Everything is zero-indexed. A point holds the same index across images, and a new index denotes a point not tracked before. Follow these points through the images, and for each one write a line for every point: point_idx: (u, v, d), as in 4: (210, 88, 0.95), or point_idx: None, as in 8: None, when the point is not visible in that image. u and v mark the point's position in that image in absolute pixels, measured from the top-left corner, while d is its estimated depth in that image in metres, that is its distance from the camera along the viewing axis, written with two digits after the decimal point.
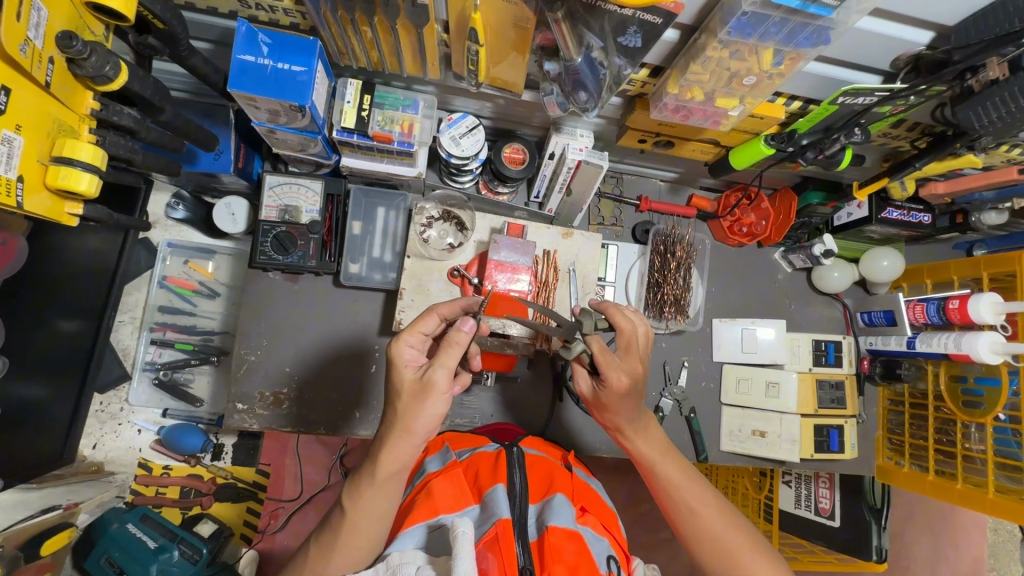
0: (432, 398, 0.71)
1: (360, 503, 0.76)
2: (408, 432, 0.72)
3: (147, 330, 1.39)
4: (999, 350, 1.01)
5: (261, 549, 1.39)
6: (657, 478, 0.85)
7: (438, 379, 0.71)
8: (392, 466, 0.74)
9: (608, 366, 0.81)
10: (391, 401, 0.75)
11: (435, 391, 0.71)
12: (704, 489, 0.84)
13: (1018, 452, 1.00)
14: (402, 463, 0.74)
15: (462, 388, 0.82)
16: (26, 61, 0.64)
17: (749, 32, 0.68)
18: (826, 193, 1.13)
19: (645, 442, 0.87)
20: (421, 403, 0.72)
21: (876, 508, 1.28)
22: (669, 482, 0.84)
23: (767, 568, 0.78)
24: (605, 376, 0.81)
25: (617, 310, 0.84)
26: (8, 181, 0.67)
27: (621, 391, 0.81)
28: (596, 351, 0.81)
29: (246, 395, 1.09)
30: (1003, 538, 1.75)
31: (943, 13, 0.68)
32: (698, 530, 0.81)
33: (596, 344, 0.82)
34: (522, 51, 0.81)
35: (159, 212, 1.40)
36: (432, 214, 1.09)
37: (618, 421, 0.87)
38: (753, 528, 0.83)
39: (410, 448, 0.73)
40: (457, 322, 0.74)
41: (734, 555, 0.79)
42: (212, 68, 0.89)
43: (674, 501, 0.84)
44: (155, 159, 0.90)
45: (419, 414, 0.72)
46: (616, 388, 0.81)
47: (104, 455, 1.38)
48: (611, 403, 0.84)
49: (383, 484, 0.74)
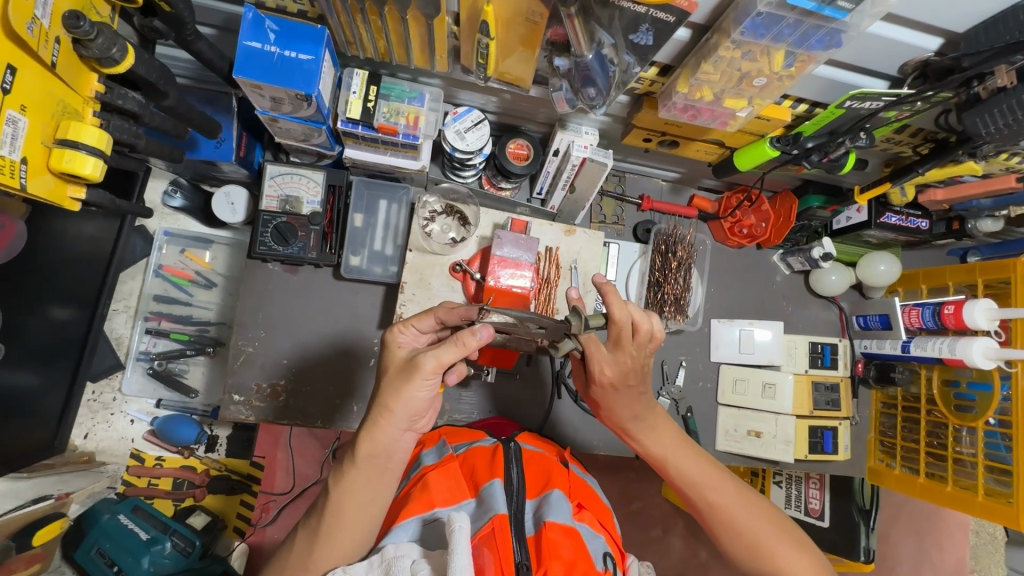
0: (413, 380, 0.71)
1: (351, 496, 0.75)
2: (388, 411, 0.73)
3: (141, 319, 1.38)
4: (992, 355, 1.03)
5: (252, 543, 1.38)
6: (673, 475, 0.86)
7: (425, 365, 0.71)
8: (371, 446, 0.74)
9: (593, 364, 0.83)
10: (379, 378, 0.78)
11: (418, 375, 0.71)
12: (722, 480, 0.84)
13: (1006, 456, 1.02)
14: (380, 445, 0.74)
15: (457, 378, 0.80)
16: (34, 40, 0.63)
17: (763, 33, 0.68)
18: (826, 197, 1.15)
19: (657, 439, 0.87)
20: (403, 384, 0.72)
21: (864, 510, 1.31)
22: (686, 478, 0.85)
23: (794, 553, 0.79)
24: (592, 370, 0.83)
25: (616, 298, 0.78)
26: (12, 162, 0.65)
27: (607, 383, 0.84)
28: (587, 348, 0.82)
29: (242, 386, 1.08)
30: (984, 540, 1.78)
31: (955, 19, 0.68)
32: (723, 524, 0.82)
33: (586, 343, 0.83)
34: (531, 46, 0.80)
35: (157, 200, 1.38)
36: (434, 208, 1.08)
37: (622, 413, 0.88)
38: (777, 513, 0.83)
39: (396, 431, 0.74)
40: (475, 324, 0.73)
41: (760, 544, 0.79)
42: (218, 53, 0.87)
43: (693, 495, 0.84)
44: (158, 145, 0.89)
45: (398, 395, 0.72)
46: (602, 380, 0.84)
47: (95, 445, 1.36)
48: (608, 403, 0.88)
49: (364, 466, 0.74)
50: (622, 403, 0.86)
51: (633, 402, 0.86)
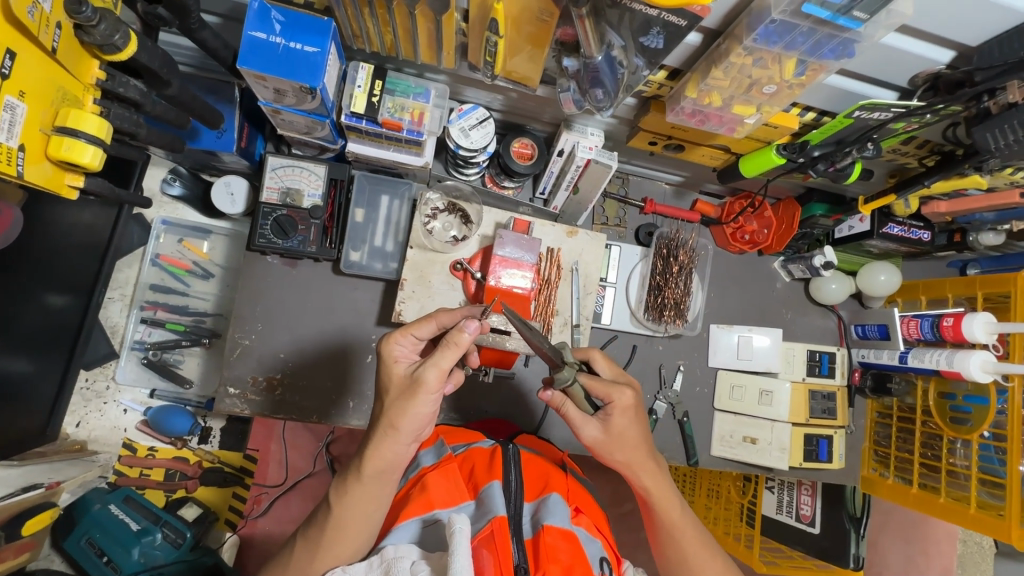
0: (419, 396, 0.72)
1: (348, 508, 0.75)
2: (394, 429, 0.73)
3: (137, 308, 1.36)
4: (988, 368, 1.03)
5: (244, 535, 1.37)
6: (669, 540, 0.86)
7: (428, 378, 0.71)
8: (378, 464, 0.74)
9: (611, 385, 0.80)
10: (381, 397, 0.77)
11: (423, 391, 0.72)
12: (713, 557, 0.86)
13: (1001, 469, 1.03)
14: (388, 461, 0.74)
15: (456, 386, 0.82)
16: (34, 24, 0.63)
17: (776, 40, 0.67)
18: (829, 205, 1.14)
19: (671, 506, 0.85)
20: (407, 401, 0.72)
21: (856, 517, 1.29)
22: (680, 539, 0.85)
23: None
24: (613, 395, 0.80)
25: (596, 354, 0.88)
26: (9, 149, 0.64)
27: (628, 406, 0.81)
28: (592, 381, 0.80)
29: (237, 379, 1.07)
30: (971, 549, 1.77)
31: (969, 33, 0.68)
32: None
33: (586, 375, 0.82)
34: (539, 45, 0.79)
35: (155, 187, 1.36)
36: (437, 206, 1.07)
37: (632, 453, 0.83)
38: None
39: (396, 433, 0.73)
40: (461, 322, 0.72)
41: None
42: (222, 43, 0.86)
43: (681, 563, 0.85)
44: (159, 134, 0.87)
45: (404, 413, 0.72)
46: (624, 404, 0.81)
47: (87, 434, 1.35)
48: (622, 429, 0.81)
49: (370, 482, 0.75)
50: (632, 442, 0.82)
51: (644, 434, 0.84)
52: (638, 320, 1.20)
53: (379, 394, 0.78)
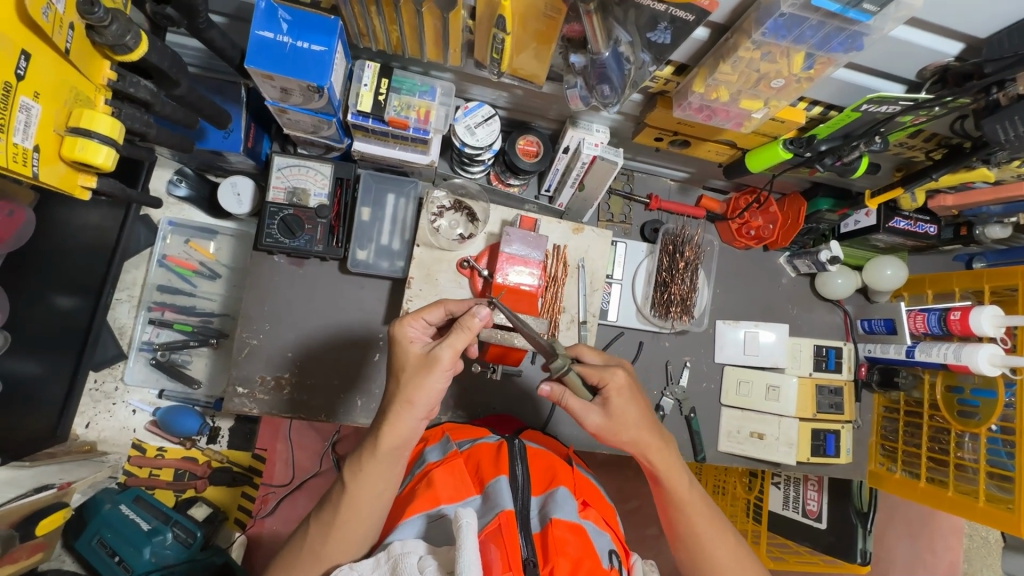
0: (434, 372, 0.72)
1: (362, 489, 0.76)
2: (409, 403, 0.73)
3: (145, 309, 1.37)
4: (997, 362, 1.03)
5: (252, 535, 1.38)
6: (680, 519, 0.85)
7: (443, 357, 0.72)
8: (394, 439, 0.74)
9: (603, 367, 0.81)
10: (394, 376, 0.76)
11: (439, 367, 0.72)
12: (726, 538, 0.85)
13: (1009, 462, 1.03)
14: (403, 437, 0.75)
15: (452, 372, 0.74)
16: (48, 25, 0.63)
17: (784, 34, 0.67)
18: (835, 200, 1.16)
19: (680, 483, 0.85)
20: (425, 375, 0.73)
21: (863, 513, 1.30)
22: (692, 520, 0.85)
23: None
24: (608, 375, 0.81)
25: (585, 349, 0.88)
26: (24, 150, 0.65)
27: (624, 385, 0.81)
28: (586, 367, 0.81)
29: (246, 379, 1.07)
30: (977, 544, 1.77)
31: (978, 24, 0.67)
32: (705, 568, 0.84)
33: (579, 364, 0.83)
34: (546, 42, 0.79)
35: (161, 188, 1.36)
36: (443, 203, 1.07)
37: (637, 436, 0.82)
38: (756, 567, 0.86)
39: (408, 427, 0.74)
40: (473, 308, 0.74)
41: None
42: (229, 43, 0.86)
43: (693, 541, 0.85)
44: (168, 135, 0.88)
45: (420, 387, 0.73)
46: (619, 383, 0.81)
47: (97, 435, 1.35)
48: (622, 410, 0.81)
49: (386, 457, 0.75)
50: (636, 423, 0.82)
51: (645, 414, 0.83)
52: (644, 317, 1.20)
53: (390, 373, 0.78)
